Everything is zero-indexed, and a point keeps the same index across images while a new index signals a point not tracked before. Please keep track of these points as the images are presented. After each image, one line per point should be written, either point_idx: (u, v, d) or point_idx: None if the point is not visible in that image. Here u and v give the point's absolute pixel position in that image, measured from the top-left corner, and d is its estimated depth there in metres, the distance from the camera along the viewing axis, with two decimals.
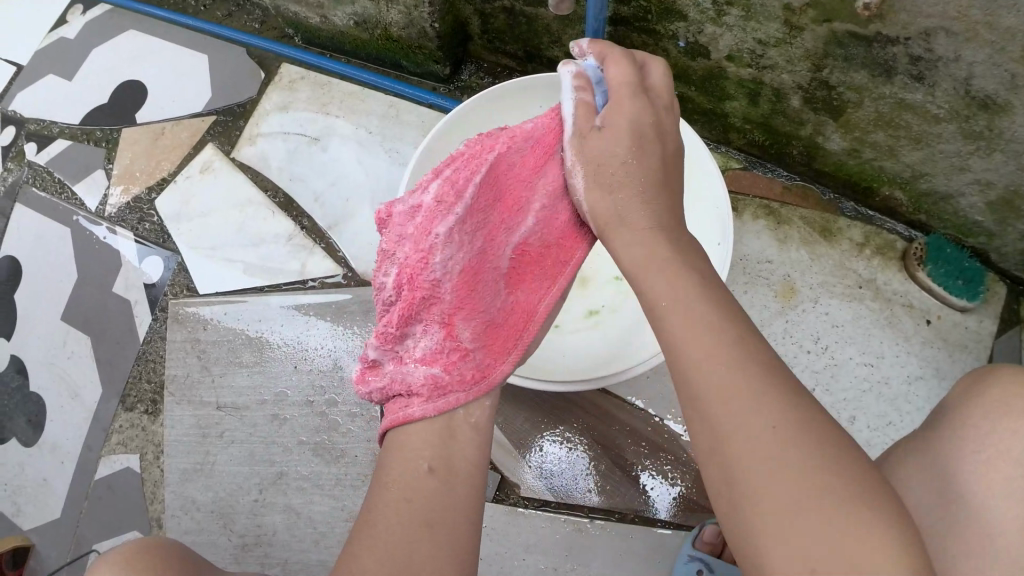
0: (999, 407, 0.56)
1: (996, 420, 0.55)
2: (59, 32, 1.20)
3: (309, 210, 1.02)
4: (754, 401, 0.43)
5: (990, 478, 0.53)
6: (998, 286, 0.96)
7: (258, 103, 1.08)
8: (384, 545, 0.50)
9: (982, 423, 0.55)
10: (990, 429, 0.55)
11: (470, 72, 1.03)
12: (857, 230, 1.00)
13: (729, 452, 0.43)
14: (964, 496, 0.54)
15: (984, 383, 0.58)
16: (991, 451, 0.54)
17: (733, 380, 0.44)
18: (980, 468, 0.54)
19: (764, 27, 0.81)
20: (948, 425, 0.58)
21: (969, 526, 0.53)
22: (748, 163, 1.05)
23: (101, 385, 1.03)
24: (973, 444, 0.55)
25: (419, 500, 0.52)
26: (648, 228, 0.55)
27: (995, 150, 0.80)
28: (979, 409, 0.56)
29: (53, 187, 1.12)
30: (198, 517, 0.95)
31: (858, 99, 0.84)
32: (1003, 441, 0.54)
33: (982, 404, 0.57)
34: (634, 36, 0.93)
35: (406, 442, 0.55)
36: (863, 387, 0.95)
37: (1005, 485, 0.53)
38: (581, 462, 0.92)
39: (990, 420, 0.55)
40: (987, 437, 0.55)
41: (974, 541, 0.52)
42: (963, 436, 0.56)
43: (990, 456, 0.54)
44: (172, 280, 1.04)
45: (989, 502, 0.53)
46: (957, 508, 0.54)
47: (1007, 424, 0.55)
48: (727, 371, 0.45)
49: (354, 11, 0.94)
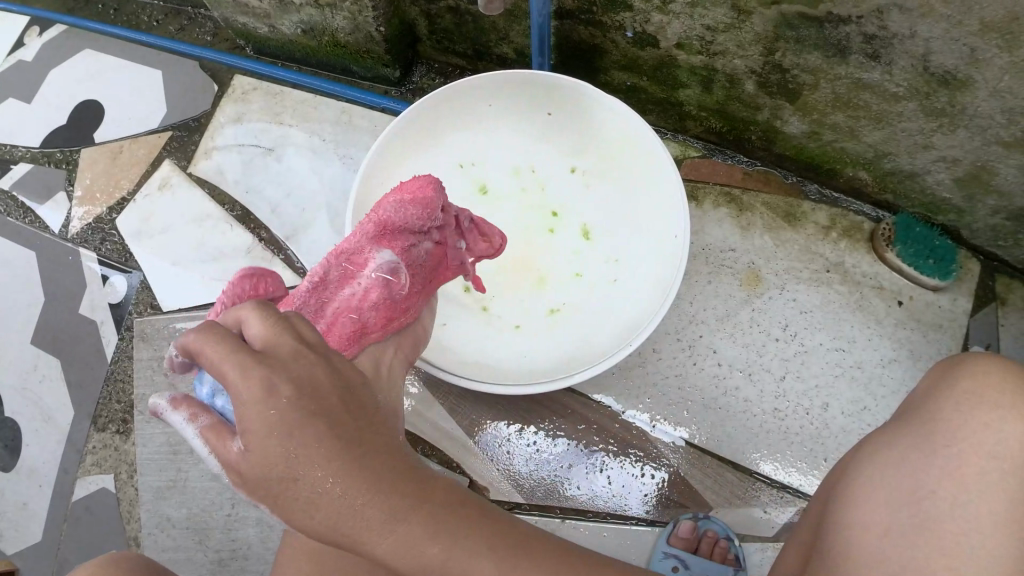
0: (970, 397, 0.55)
1: (969, 411, 0.54)
2: (16, 55, 1.20)
3: (267, 222, 1.01)
4: (453, 557, 0.39)
5: (962, 472, 0.52)
6: (970, 264, 0.95)
7: (213, 115, 1.08)
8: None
9: (956, 415, 0.55)
10: (964, 421, 0.54)
11: (422, 73, 1.03)
12: (822, 213, 0.99)
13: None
14: (933, 491, 0.52)
15: (957, 374, 0.57)
16: (964, 445, 0.53)
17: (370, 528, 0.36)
18: (952, 463, 0.53)
19: (711, 12, 0.80)
20: (918, 417, 0.57)
21: (941, 522, 0.51)
22: (708, 151, 1.04)
23: (72, 407, 1.02)
24: (945, 438, 0.54)
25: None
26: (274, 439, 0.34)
27: (958, 126, 0.79)
28: (950, 402, 0.56)
29: (17, 211, 1.11)
30: (174, 535, 0.95)
31: (814, 81, 0.83)
32: (976, 434, 0.53)
33: (954, 396, 0.56)
34: (580, 29, 0.92)
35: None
36: (836, 372, 0.93)
37: (978, 480, 0.52)
38: (552, 462, 0.92)
39: (964, 411, 0.55)
40: (962, 432, 0.54)
41: (947, 538, 0.50)
42: (935, 426, 0.55)
43: (963, 449, 0.53)
44: (136, 299, 1.03)
45: (959, 498, 0.51)
46: (926, 502, 0.52)
47: (979, 417, 0.54)
48: (370, 530, 0.36)
49: (301, 19, 0.93)
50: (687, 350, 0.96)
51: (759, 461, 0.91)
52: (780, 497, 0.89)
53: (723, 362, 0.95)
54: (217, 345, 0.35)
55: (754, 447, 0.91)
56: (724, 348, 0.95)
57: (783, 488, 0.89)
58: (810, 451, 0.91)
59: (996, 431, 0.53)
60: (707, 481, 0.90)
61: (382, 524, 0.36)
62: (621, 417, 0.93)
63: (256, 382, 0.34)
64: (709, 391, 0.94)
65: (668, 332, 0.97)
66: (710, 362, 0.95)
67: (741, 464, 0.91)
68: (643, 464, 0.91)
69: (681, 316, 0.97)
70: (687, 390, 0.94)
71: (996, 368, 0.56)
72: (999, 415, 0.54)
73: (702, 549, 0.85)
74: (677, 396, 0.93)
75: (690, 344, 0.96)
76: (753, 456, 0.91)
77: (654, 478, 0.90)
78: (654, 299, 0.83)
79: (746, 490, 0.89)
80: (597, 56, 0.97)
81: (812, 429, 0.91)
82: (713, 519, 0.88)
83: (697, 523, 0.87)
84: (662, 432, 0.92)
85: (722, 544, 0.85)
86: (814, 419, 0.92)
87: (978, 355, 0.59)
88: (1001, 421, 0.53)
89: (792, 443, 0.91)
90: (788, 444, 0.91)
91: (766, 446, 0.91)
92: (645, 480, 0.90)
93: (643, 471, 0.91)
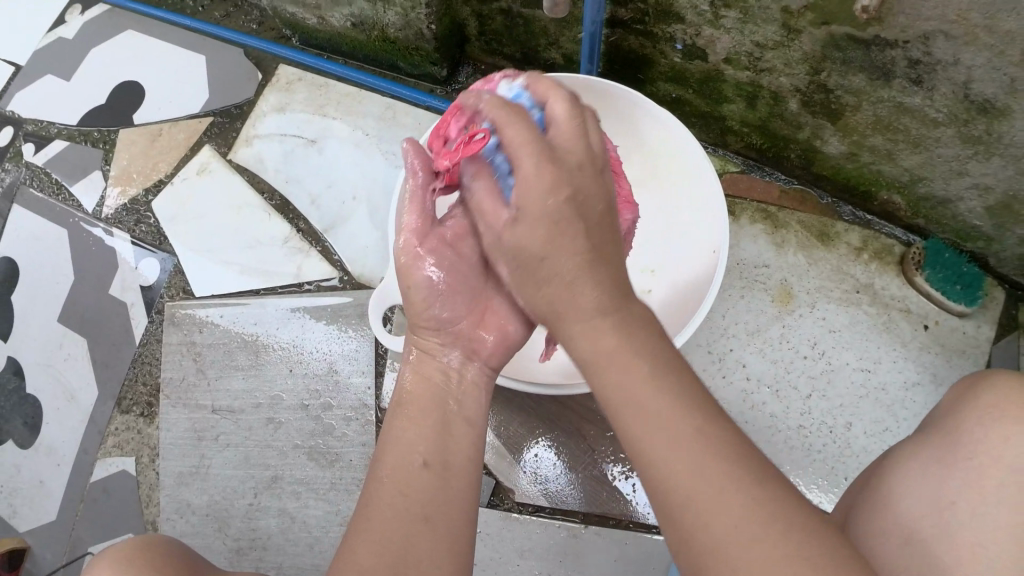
0: (992, 412, 0.57)
1: (990, 427, 0.56)
2: (57, 32, 1.20)
3: (305, 212, 1.02)
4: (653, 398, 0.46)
5: (982, 483, 0.54)
6: (995, 292, 0.96)
7: (255, 104, 1.08)
8: (378, 543, 0.50)
9: (976, 430, 0.56)
10: (983, 434, 0.56)
11: (468, 73, 1.03)
12: (855, 234, 0.99)
13: (671, 468, 0.44)
14: (954, 502, 0.54)
15: (980, 391, 0.59)
16: (983, 458, 0.55)
17: (605, 348, 0.48)
18: (970, 474, 0.55)
19: (761, 29, 0.80)
20: (941, 432, 0.59)
21: (959, 531, 0.53)
22: (747, 166, 1.04)
23: (96, 388, 1.02)
24: (966, 451, 0.56)
25: (416, 495, 0.52)
26: (551, 232, 0.49)
27: (993, 154, 0.80)
28: (975, 416, 0.57)
29: (50, 188, 1.11)
30: (193, 521, 0.95)
31: (856, 102, 0.83)
32: (996, 447, 0.55)
33: (975, 411, 0.58)
34: (631, 38, 0.93)
35: (398, 441, 0.55)
36: (861, 393, 0.94)
37: (996, 490, 0.53)
38: (576, 468, 0.92)
39: (985, 427, 0.56)
40: (980, 445, 0.56)
41: (964, 547, 0.52)
42: (956, 442, 0.57)
43: (982, 461, 0.55)
44: (168, 283, 1.03)
45: (978, 508, 0.53)
46: (948, 512, 0.54)
47: (999, 432, 0.56)
48: (642, 384, 0.46)
49: (352, 13, 0.94)
50: (716, 363, 0.97)
51: None
52: None
53: (752, 377, 0.96)
54: (518, 128, 0.51)
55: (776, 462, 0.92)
56: (753, 363, 0.96)
57: None
58: (831, 470, 0.92)
59: (1016, 445, 0.55)
60: None
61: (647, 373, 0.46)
62: None
63: (546, 173, 0.50)
64: (736, 404, 0.95)
65: (699, 344, 0.98)
66: (740, 375, 0.96)
67: None
68: None
69: (713, 328, 0.98)
70: None
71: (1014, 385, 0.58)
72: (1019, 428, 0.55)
73: None
74: None
75: (720, 356, 0.97)
76: None
77: None
78: (686, 309, 0.84)
79: None
80: (644, 65, 0.98)
81: (834, 448, 0.92)
82: None
83: None
84: None
85: None
86: (838, 438, 0.93)
87: (1003, 372, 0.60)
88: (1020, 438, 0.55)
89: (814, 461, 0.92)
90: (810, 462, 0.92)
91: (788, 462, 0.92)
92: None
93: None
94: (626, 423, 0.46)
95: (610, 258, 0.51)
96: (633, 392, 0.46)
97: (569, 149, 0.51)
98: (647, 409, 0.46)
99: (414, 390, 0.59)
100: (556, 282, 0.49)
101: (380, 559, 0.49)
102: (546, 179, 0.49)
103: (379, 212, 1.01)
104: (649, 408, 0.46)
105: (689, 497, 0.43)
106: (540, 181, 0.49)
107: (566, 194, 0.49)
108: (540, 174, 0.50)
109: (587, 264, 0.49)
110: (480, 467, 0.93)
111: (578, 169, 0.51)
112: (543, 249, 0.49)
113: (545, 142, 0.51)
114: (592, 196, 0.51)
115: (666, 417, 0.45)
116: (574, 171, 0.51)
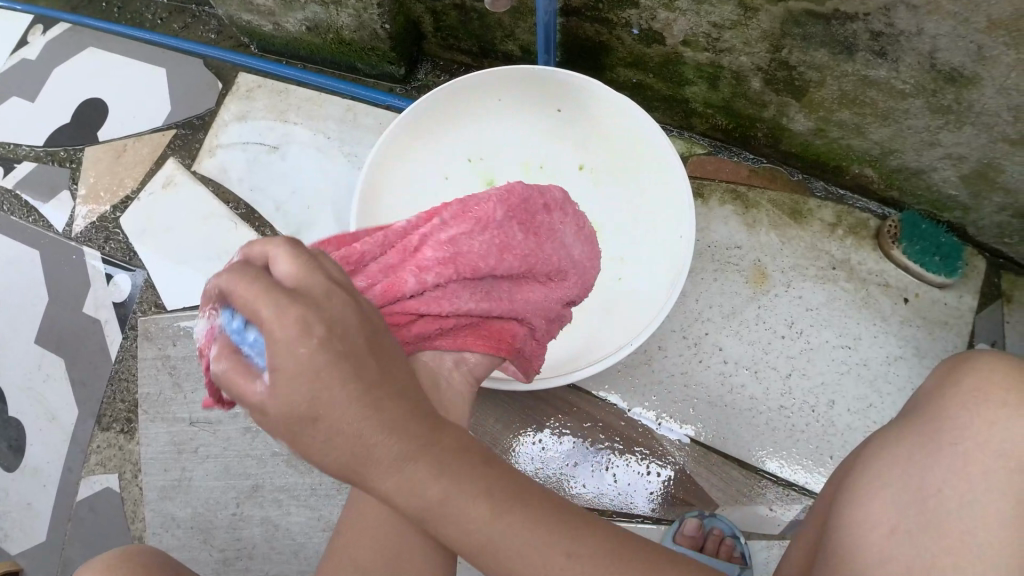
0: (976, 395, 0.56)
1: (975, 411, 0.55)
2: (19, 54, 1.19)
3: (271, 219, 1.01)
4: (448, 500, 0.41)
5: (970, 470, 0.53)
6: (977, 261, 0.94)
7: (217, 114, 1.08)
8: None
9: (961, 414, 0.55)
10: (969, 420, 0.55)
11: (427, 70, 1.03)
12: (828, 210, 0.98)
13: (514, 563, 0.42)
14: (940, 489, 0.53)
15: (963, 373, 0.58)
16: (969, 443, 0.54)
17: (413, 478, 0.39)
18: (957, 461, 0.54)
19: (718, 10, 0.80)
20: (925, 416, 0.58)
21: (949, 521, 0.52)
22: (713, 148, 1.03)
23: (76, 407, 1.02)
24: (952, 435, 0.55)
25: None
26: (309, 381, 0.33)
27: (964, 124, 0.79)
28: (957, 399, 0.56)
29: (20, 210, 1.11)
30: (179, 534, 0.95)
31: (820, 78, 0.82)
32: (981, 433, 0.54)
33: (961, 394, 0.56)
34: (587, 26, 0.92)
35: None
36: (842, 370, 0.93)
37: (983, 477, 0.53)
38: (557, 458, 0.92)
39: (970, 411, 0.55)
40: (967, 430, 0.54)
41: (953, 537, 0.51)
42: (940, 426, 0.56)
43: (969, 448, 0.54)
44: (140, 297, 1.03)
45: (966, 496, 0.52)
46: (933, 499, 0.53)
47: (986, 415, 0.55)
48: (435, 487, 0.40)
49: (306, 17, 0.93)
50: (692, 348, 0.96)
51: (765, 458, 0.91)
52: (786, 494, 0.89)
53: (730, 360, 0.95)
54: (247, 284, 0.32)
55: (761, 445, 0.92)
56: (730, 346, 0.95)
57: (789, 485, 0.89)
58: (816, 449, 0.91)
59: (1002, 429, 0.54)
60: (713, 478, 0.90)
61: (440, 478, 0.40)
62: (627, 414, 0.93)
63: (293, 322, 0.32)
64: (715, 389, 0.94)
65: (674, 330, 0.97)
66: (717, 360, 0.95)
67: (747, 461, 0.91)
68: (648, 462, 0.91)
69: (686, 314, 0.97)
70: (694, 388, 0.94)
71: (1002, 368, 0.57)
72: (1006, 413, 0.54)
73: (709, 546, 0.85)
74: (684, 393, 0.94)
75: (696, 341, 0.96)
76: (758, 454, 0.91)
77: (659, 476, 0.91)
78: (656, 298, 0.84)
79: (752, 488, 0.90)
80: (602, 53, 0.97)
81: (817, 428, 0.91)
82: (719, 517, 0.88)
83: (702, 521, 0.87)
84: (667, 430, 0.93)
85: (728, 543, 0.85)
86: (820, 417, 0.92)
87: (983, 353, 0.60)
88: (1007, 421, 0.54)
89: (798, 441, 0.91)
90: (794, 443, 0.91)
91: (772, 444, 0.91)
92: (651, 478, 0.91)
93: (647, 469, 0.91)
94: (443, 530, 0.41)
95: (393, 370, 0.38)
96: (428, 497, 0.40)
97: (310, 288, 0.34)
98: (455, 510, 0.41)
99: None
100: (336, 439, 0.35)
101: None
102: (299, 312, 0.33)
103: (345, 213, 1.00)
104: (461, 510, 0.41)
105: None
106: (285, 324, 0.32)
107: (323, 332, 0.33)
108: (283, 315, 0.32)
109: (376, 409, 0.36)
110: None
111: (338, 291, 0.35)
112: (311, 406, 0.34)
113: (282, 281, 0.34)
114: (352, 322, 0.35)
115: (486, 522, 0.42)
116: (323, 293, 0.34)
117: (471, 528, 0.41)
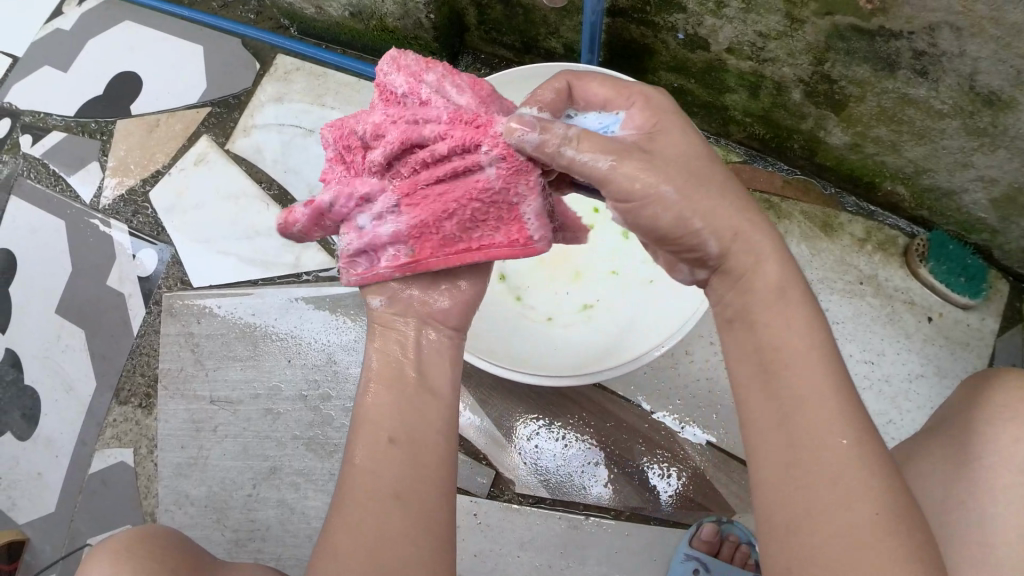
0: (1001, 408, 0.55)
1: (1002, 422, 0.55)
2: (54, 23, 1.19)
3: (303, 203, 1.01)
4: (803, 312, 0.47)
5: (993, 483, 0.53)
6: (1000, 284, 0.94)
7: (254, 94, 1.08)
8: (348, 537, 0.48)
9: (989, 426, 0.55)
10: (997, 433, 0.54)
11: (467, 63, 1.02)
12: (858, 225, 0.98)
13: (799, 387, 0.44)
14: (964, 501, 0.53)
15: (990, 388, 0.57)
16: (995, 457, 0.54)
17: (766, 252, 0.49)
18: (983, 474, 0.54)
19: (764, 19, 0.79)
20: (953, 428, 0.57)
21: (969, 533, 0.52)
22: (748, 157, 1.04)
23: (94, 379, 1.02)
24: (979, 450, 0.55)
25: (384, 478, 0.50)
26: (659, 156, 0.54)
27: (999, 147, 0.79)
28: (987, 410, 0.56)
29: (47, 179, 1.11)
30: (192, 512, 0.95)
31: (860, 93, 0.82)
32: (1009, 445, 0.54)
33: (990, 406, 0.56)
34: (631, 28, 0.92)
35: (370, 417, 0.53)
36: (863, 385, 0.94)
37: (1008, 491, 0.52)
38: (576, 457, 0.91)
39: (997, 421, 0.55)
40: (995, 442, 0.54)
41: (973, 549, 0.52)
42: (965, 439, 0.56)
43: (996, 460, 0.54)
44: (166, 273, 1.03)
45: (989, 509, 0.52)
46: (957, 512, 0.53)
47: (1015, 428, 0.54)
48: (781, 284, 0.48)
49: (349, 2, 0.93)
50: None
51: None
52: None
53: None
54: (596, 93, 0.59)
55: None
56: None
57: None
58: None
59: None
60: (733, 486, 0.89)
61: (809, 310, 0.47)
62: (650, 417, 0.92)
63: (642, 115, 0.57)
64: None
65: None
66: None
67: None
68: (668, 466, 0.90)
69: None
70: None
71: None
72: None
73: (723, 553, 0.85)
74: None
75: None
76: None
77: (678, 480, 0.89)
78: (683, 304, 0.83)
79: None
80: (645, 55, 0.97)
81: None
82: (735, 524, 0.88)
83: (719, 526, 0.87)
84: (689, 434, 0.91)
85: (743, 549, 0.86)
86: None
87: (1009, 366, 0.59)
88: None
89: None
90: None
91: None
92: (669, 481, 0.89)
93: (667, 472, 0.90)
94: (764, 325, 0.47)
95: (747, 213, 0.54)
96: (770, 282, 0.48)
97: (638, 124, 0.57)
98: (783, 326, 0.47)
99: (391, 359, 0.56)
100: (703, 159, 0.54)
101: (354, 554, 0.47)
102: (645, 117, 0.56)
103: None
104: (787, 330, 0.46)
105: (808, 410, 0.44)
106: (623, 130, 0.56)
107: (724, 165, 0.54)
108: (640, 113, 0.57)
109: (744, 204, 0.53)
110: (480, 458, 0.93)
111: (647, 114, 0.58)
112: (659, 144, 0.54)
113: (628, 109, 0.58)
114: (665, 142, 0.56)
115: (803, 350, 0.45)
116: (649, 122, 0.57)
117: (780, 339, 0.46)
